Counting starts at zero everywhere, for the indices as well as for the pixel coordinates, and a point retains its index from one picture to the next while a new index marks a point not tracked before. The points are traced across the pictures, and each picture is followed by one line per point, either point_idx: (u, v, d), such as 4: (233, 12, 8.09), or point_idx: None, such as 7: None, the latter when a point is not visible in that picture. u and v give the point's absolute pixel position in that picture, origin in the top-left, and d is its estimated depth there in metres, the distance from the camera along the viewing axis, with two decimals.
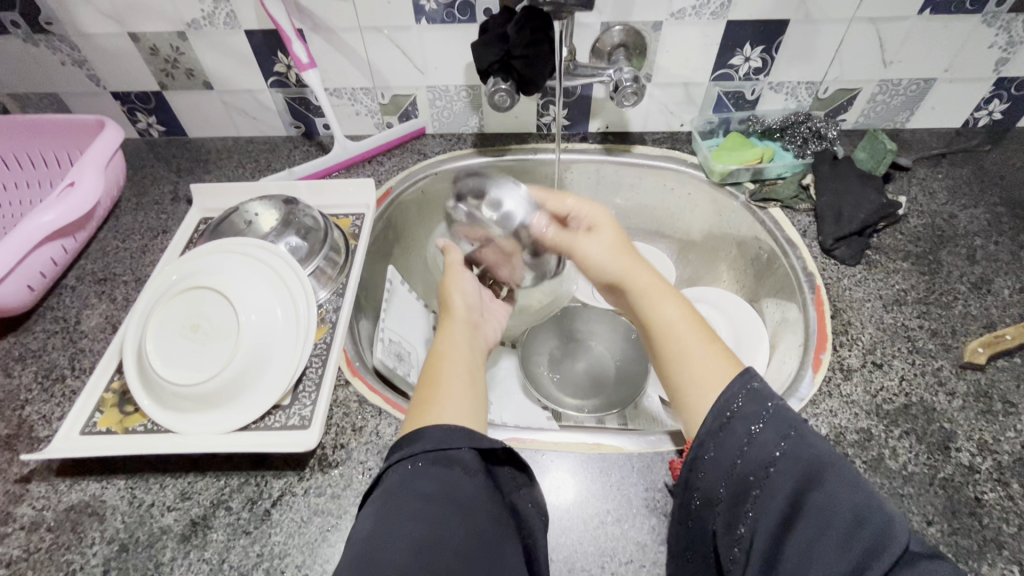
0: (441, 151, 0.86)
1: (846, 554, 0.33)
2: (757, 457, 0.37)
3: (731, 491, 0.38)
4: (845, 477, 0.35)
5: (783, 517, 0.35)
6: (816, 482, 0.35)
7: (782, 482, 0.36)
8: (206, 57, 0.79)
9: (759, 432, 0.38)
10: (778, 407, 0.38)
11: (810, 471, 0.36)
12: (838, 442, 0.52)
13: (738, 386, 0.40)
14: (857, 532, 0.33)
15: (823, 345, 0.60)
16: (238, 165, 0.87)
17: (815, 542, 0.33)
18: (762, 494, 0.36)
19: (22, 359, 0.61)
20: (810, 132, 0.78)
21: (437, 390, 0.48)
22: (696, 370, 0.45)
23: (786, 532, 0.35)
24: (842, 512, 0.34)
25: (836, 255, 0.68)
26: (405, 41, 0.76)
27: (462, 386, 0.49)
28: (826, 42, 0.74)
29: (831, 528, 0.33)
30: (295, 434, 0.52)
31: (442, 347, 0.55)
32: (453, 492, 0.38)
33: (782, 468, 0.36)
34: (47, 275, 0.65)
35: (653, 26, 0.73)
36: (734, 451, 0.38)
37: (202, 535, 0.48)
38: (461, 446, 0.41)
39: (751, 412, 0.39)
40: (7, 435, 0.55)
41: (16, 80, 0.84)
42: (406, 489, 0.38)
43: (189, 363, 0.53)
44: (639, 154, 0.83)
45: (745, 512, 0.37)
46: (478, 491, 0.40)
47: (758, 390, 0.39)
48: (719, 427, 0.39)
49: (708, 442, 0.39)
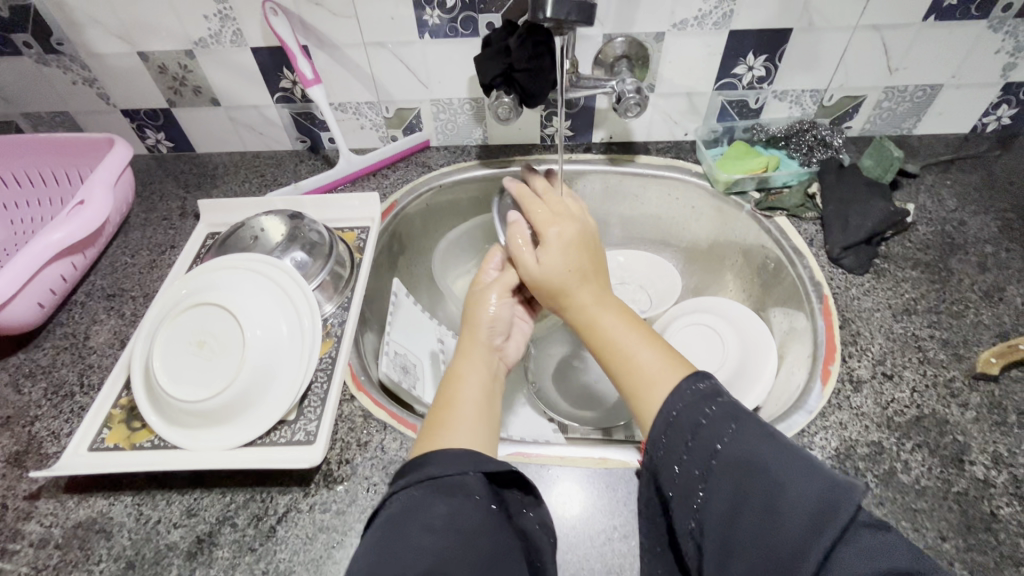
0: (446, 163, 0.86)
1: (788, 536, 0.32)
2: (701, 451, 0.38)
3: (682, 486, 0.39)
4: (785, 460, 0.35)
5: (728, 509, 0.35)
6: (756, 469, 0.35)
7: (724, 474, 0.36)
8: (213, 74, 0.81)
9: (704, 426, 0.39)
10: (724, 401, 0.40)
11: (750, 459, 0.36)
12: (848, 456, 0.51)
13: (683, 391, 0.42)
14: (800, 511, 0.32)
15: (832, 356, 0.59)
16: (245, 179, 0.88)
17: (761, 527, 0.33)
18: (707, 486, 0.37)
19: (32, 375, 0.62)
20: (815, 141, 0.78)
21: (449, 414, 0.48)
22: (640, 378, 0.46)
23: (733, 522, 0.35)
24: (784, 499, 0.33)
25: (844, 264, 0.67)
26: (409, 55, 0.77)
27: (474, 414, 0.48)
28: (830, 49, 0.74)
29: (772, 514, 0.33)
30: (300, 450, 0.52)
31: (457, 368, 0.54)
32: (459, 521, 0.38)
33: (723, 459, 0.37)
34: (57, 291, 0.66)
35: (655, 37, 0.73)
36: (681, 446, 0.39)
37: (207, 553, 0.48)
38: (467, 471, 0.41)
39: (697, 409, 0.40)
40: (17, 451, 0.55)
41: (29, 99, 0.85)
42: (415, 514, 0.38)
43: (197, 379, 0.53)
44: (643, 164, 0.83)
45: (695, 505, 0.37)
46: (484, 516, 0.39)
47: (705, 391, 0.41)
48: (666, 427, 0.40)
49: (658, 440, 0.41)
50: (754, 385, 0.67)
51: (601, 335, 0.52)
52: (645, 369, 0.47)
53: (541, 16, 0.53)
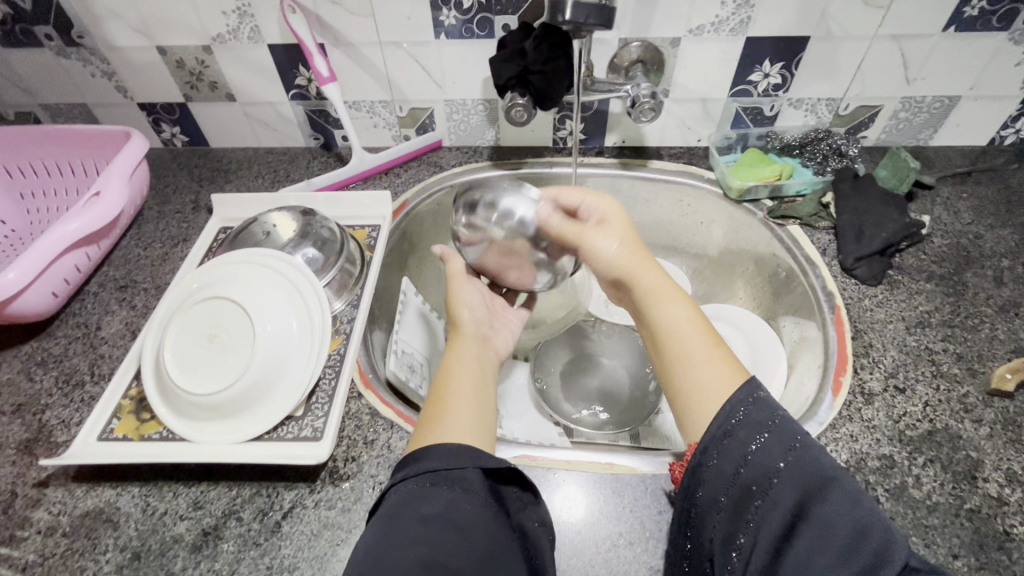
0: (458, 164, 0.87)
1: (847, 564, 0.33)
2: (761, 465, 0.38)
3: (732, 500, 0.39)
4: (849, 487, 0.36)
5: (782, 529, 0.36)
6: (818, 490, 0.36)
7: (786, 492, 0.37)
8: (230, 70, 0.81)
9: (762, 441, 0.39)
10: (784, 416, 0.40)
11: (815, 481, 0.36)
12: (859, 469, 0.50)
13: (744, 396, 0.42)
14: (856, 542, 0.33)
15: (843, 367, 0.58)
16: (258, 175, 0.88)
17: (818, 549, 0.33)
18: (763, 504, 0.37)
19: (44, 364, 0.62)
20: (830, 150, 0.78)
21: (444, 408, 0.48)
22: (700, 382, 0.46)
23: (788, 542, 0.35)
24: (848, 525, 0.34)
25: (857, 275, 0.66)
26: (424, 55, 0.77)
27: (466, 410, 0.48)
28: (847, 58, 0.73)
29: (833, 539, 0.34)
30: (307, 446, 0.52)
31: (449, 364, 0.54)
32: (455, 516, 0.38)
33: (785, 478, 0.37)
34: (71, 281, 0.66)
35: (672, 42, 0.73)
36: (737, 457, 0.39)
37: (213, 546, 0.48)
38: (465, 466, 0.41)
39: (756, 422, 0.40)
40: (28, 439, 0.56)
41: (48, 90, 0.87)
42: (415, 504, 0.39)
43: (208, 372, 0.53)
44: (655, 168, 0.83)
45: (746, 520, 0.37)
46: (482, 510, 0.40)
47: (764, 401, 0.42)
48: (723, 434, 0.41)
49: (712, 449, 0.41)
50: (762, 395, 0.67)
51: (665, 331, 0.50)
52: (707, 376, 0.46)
53: (561, 18, 0.53)
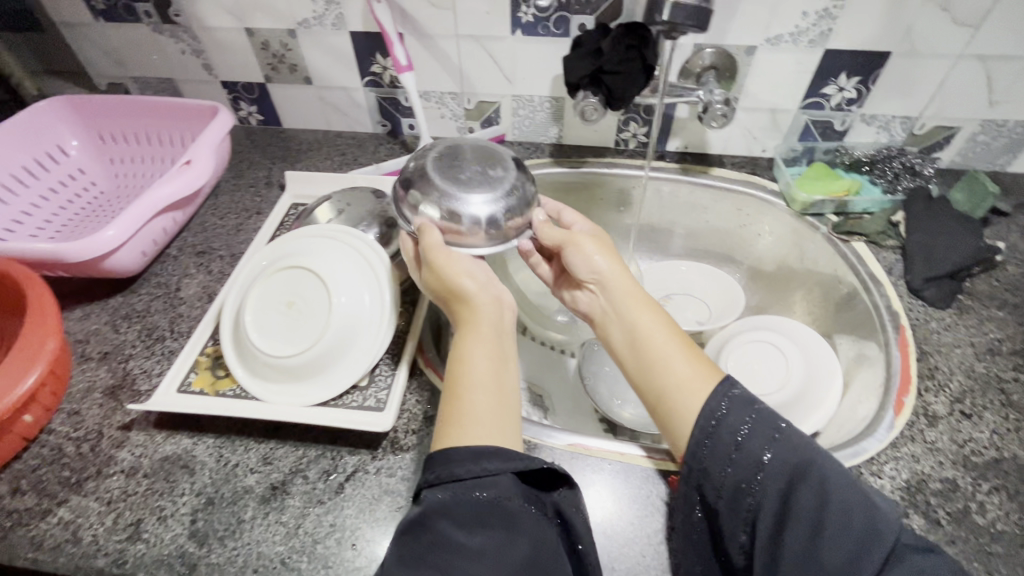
0: (519, 159, 0.88)
1: (841, 548, 0.36)
2: (747, 460, 0.41)
3: (729, 498, 0.41)
4: (830, 472, 0.39)
5: (776, 520, 0.39)
6: (803, 479, 0.39)
7: (774, 484, 0.40)
8: (310, 54, 0.85)
9: (744, 437, 0.41)
10: (761, 408, 0.43)
11: (797, 470, 0.39)
12: (919, 490, 0.50)
13: (721, 397, 0.43)
14: (847, 529, 0.36)
15: (906, 387, 0.57)
16: (327, 156, 0.92)
17: (812, 538, 0.37)
18: (757, 498, 0.40)
19: (128, 317, 0.67)
20: (903, 168, 0.76)
21: (464, 405, 0.46)
22: (672, 382, 0.46)
23: (784, 532, 0.38)
24: (835, 512, 0.37)
25: (924, 296, 0.65)
26: (498, 50, 0.79)
27: (487, 406, 0.46)
28: (928, 77, 0.72)
29: (824, 527, 0.37)
30: (370, 414, 0.54)
31: (460, 354, 0.49)
32: (496, 522, 0.40)
33: (770, 470, 0.40)
34: (158, 242, 0.70)
35: (747, 50, 0.73)
36: (725, 457, 0.41)
37: (280, 499, 0.50)
38: (498, 473, 0.42)
39: (737, 418, 0.42)
40: (113, 384, 0.60)
41: (141, 65, 0.92)
42: (448, 515, 0.40)
43: (283, 336, 0.56)
44: (716, 176, 0.83)
45: (745, 516, 0.40)
46: (517, 514, 0.42)
47: (740, 397, 0.43)
48: (707, 434, 0.42)
49: (698, 452, 0.42)
50: (821, 407, 0.65)
51: (642, 334, 0.50)
52: (682, 378, 0.46)
53: (659, 18, 0.54)
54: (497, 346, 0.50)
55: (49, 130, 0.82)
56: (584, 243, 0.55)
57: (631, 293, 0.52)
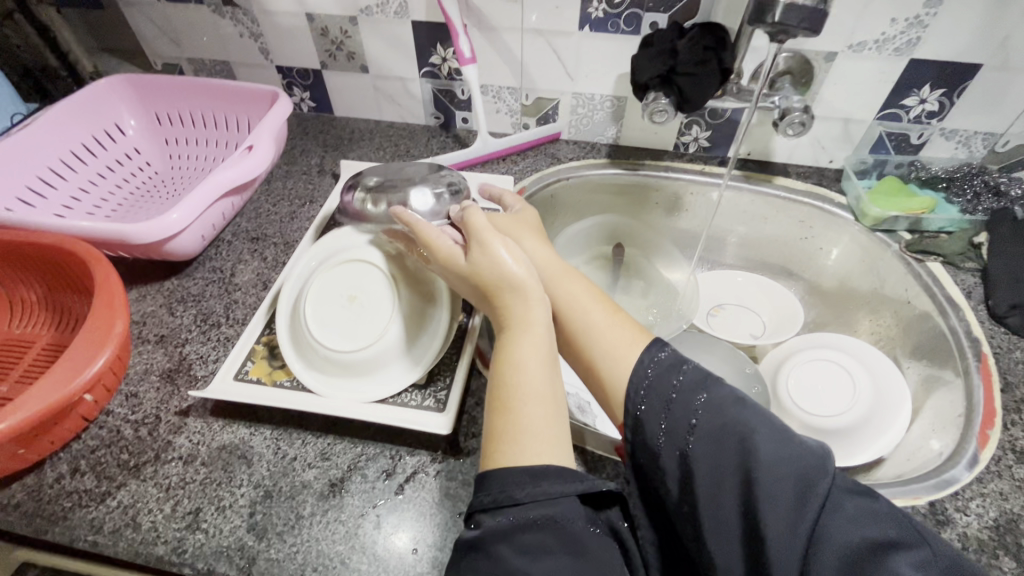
0: (575, 158, 0.86)
1: (780, 506, 0.35)
2: (678, 425, 0.40)
3: (671, 467, 0.39)
4: (752, 425, 0.38)
5: (717, 486, 0.37)
6: (731, 436, 0.38)
7: (706, 447, 0.38)
8: (369, 42, 0.84)
9: (676, 401, 0.41)
10: (688, 368, 0.43)
11: (724, 428, 0.38)
12: (1010, 530, 0.47)
13: (648, 360, 0.44)
14: (779, 484, 0.35)
15: (991, 420, 0.54)
16: (379, 146, 0.90)
17: (756, 500, 0.35)
18: (692, 465, 0.38)
19: (184, 301, 0.66)
20: (984, 187, 0.72)
21: (518, 419, 0.45)
22: (603, 343, 0.49)
23: (726, 499, 0.36)
24: (769, 467, 0.36)
25: (1008, 323, 0.61)
26: (563, 46, 0.77)
27: (540, 418, 0.45)
28: (1020, 92, 0.68)
29: (759, 484, 0.36)
30: (430, 415, 0.53)
31: (511, 358, 0.49)
32: (564, 548, 0.38)
33: (701, 432, 0.39)
34: (216, 227, 0.69)
35: (826, 56, 0.70)
36: (657, 421, 0.41)
37: (338, 497, 0.49)
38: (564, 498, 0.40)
39: (667, 381, 0.42)
40: (170, 368, 0.59)
41: (198, 46, 0.92)
42: (516, 537, 0.38)
43: (344, 330, 0.56)
44: (781, 185, 0.80)
45: (685, 487, 0.38)
46: (586, 538, 0.39)
47: (668, 358, 0.44)
48: (639, 402, 0.42)
49: (640, 422, 0.41)
50: (884, 433, 0.63)
51: (568, 303, 0.54)
52: (612, 340, 0.49)
53: (767, 19, 0.51)
54: (544, 345, 0.49)
55: (107, 108, 0.82)
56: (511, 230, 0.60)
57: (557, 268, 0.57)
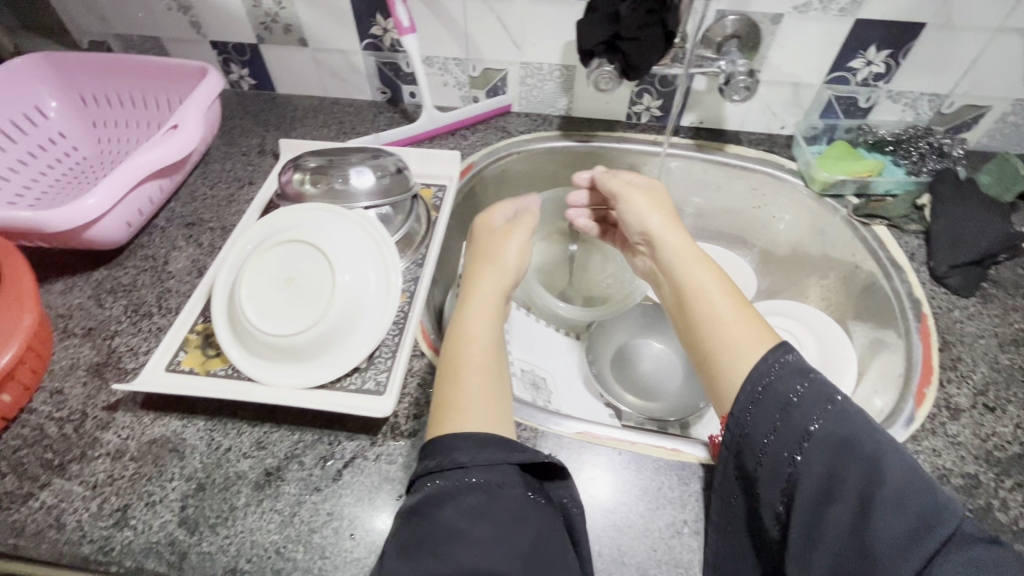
0: (526, 131, 0.84)
1: (890, 531, 0.33)
2: (792, 431, 0.38)
3: (769, 467, 0.39)
4: (883, 445, 0.36)
5: (817, 495, 0.36)
6: (853, 451, 0.36)
7: (818, 456, 0.37)
8: (306, 13, 0.79)
9: (794, 405, 0.39)
10: (815, 377, 0.40)
11: (846, 441, 0.36)
12: (941, 485, 0.48)
13: (771, 360, 0.42)
14: (901, 505, 0.33)
15: (928, 378, 0.55)
16: (323, 124, 0.87)
17: (855, 517, 0.34)
18: (797, 470, 0.38)
19: (113, 292, 0.63)
20: (930, 149, 0.72)
21: (460, 392, 0.47)
22: (726, 335, 0.47)
23: (822, 509, 0.36)
24: (885, 490, 0.34)
25: (948, 284, 0.62)
26: (507, 13, 0.74)
27: (479, 391, 0.47)
28: (963, 51, 0.68)
29: (869, 504, 0.34)
30: (369, 398, 0.52)
31: (464, 336, 0.51)
32: (496, 511, 0.38)
33: (815, 442, 0.37)
34: (144, 213, 0.66)
35: (773, 18, 0.69)
36: (768, 424, 0.40)
37: (275, 486, 0.48)
38: (500, 463, 0.41)
39: (787, 384, 0.40)
40: (98, 362, 0.57)
41: (124, 21, 0.86)
42: (451, 502, 0.39)
43: (281, 314, 0.53)
44: (733, 154, 0.79)
45: (782, 488, 0.38)
46: (521, 503, 0.40)
47: (793, 363, 0.42)
48: (751, 400, 0.41)
49: (743, 419, 0.41)
50: None
51: (699, 292, 0.53)
52: (732, 332, 0.47)
53: None
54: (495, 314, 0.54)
55: (25, 89, 0.77)
56: (644, 203, 0.61)
57: (685, 260, 0.56)
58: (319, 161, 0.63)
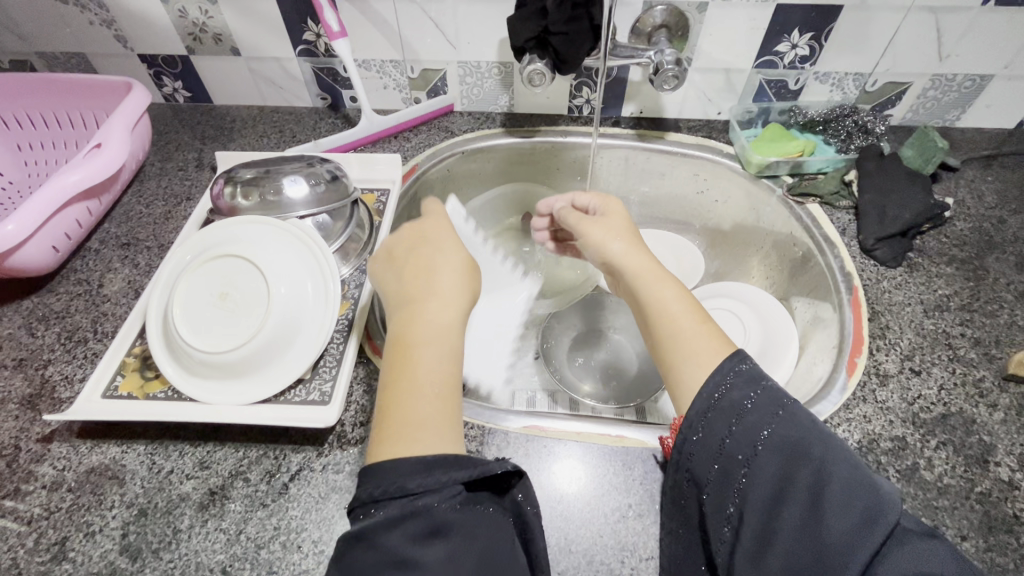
0: (470, 129, 0.84)
1: (841, 527, 0.33)
2: (746, 436, 0.39)
3: (722, 469, 0.39)
4: (830, 448, 0.37)
5: (771, 496, 0.36)
6: (803, 455, 0.37)
7: (771, 459, 0.37)
8: (234, 21, 0.78)
9: (747, 411, 0.40)
10: (768, 385, 0.41)
11: (796, 446, 0.37)
12: (871, 449, 0.50)
13: (726, 369, 0.42)
14: (848, 503, 0.34)
15: (859, 348, 0.58)
16: (263, 134, 0.85)
17: (807, 515, 0.35)
18: (750, 474, 0.38)
19: (45, 319, 0.61)
20: (855, 127, 0.75)
21: (407, 407, 0.41)
22: (688, 352, 0.46)
23: (777, 509, 0.36)
24: (834, 488, 0.35)
25: (876, 256, 0.65)
26: (438, 12, 0.73)
27: (429, 405, 0.42)
28: (880, 31, 0.70)
29: (821, 503, 0.35)
30: (314, 409, 0.51)
31: (409, 349, 0.45)
32: (450, 524, 0.36)
33: (769, 446, 0.38)
34: (72, 236, 0.64)
35: (699, 7, 0.70)
36: (723, 429, 0.40)
37: (219, 505, 0.47)
38: (453, 482, 0.38)
39: (740, 392, 0.41)
40: (30, 393, 0.55)
41: (44, 38, 0.83)
42: (398, 524, 0.36)
43: (216, 331, 0.52)
44: (672, 141, 0.80)
45: (735, 489, 0.38)
46: (474, 513, 0.38)
47: (748, 373, 0.42)
48: (707, 407, 0.41)
49: (696, 423, 0.41)
50: (773, 372, 0.66)
51: (658, 305, 0.51)
52: (693, 346, 0.46)
53: None
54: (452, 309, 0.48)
55: None
56: (599, 229, 0.59)
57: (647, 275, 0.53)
58: (252, 173, 0.62)
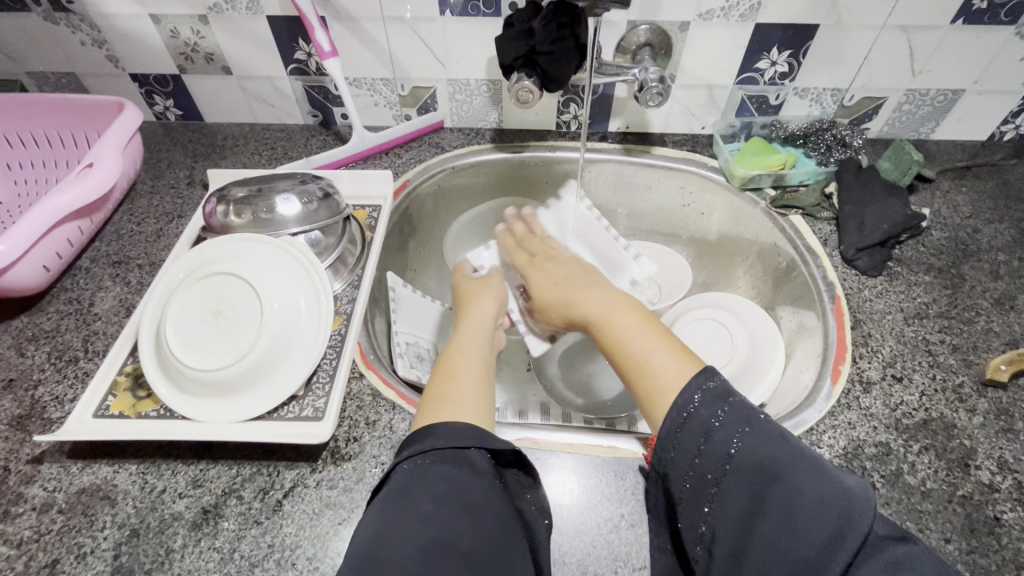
0: (460, 145, 0.86)
1: (807, 546, 0.34)
2: (715, 454, 0.40)
3: (693, 488, 0.41)
4: (797, 464, 0.37)
5: (741, 515, 0.37)
6: (769, 473, 0.37)
7: (739, 478, 0.38)
8: (226, 41, 0.79)
9: (716, 429, 0.40)
10: (736, 401, 0.41)
11: (763, 464, 0.38)
12: (856, 455, 0.51)
13: (694, 386, 0.43)
14: (814, 522, 0.35)
15: (842, 356, 0.59)
16: (255, 151, 0.86)
17: (775, 535, 0.35)
18: (720, 492, 0.39)
19: (35, 339, 0.61)
20: (834, 141, 0.79)
21: (444, 390, 0.48)
22: (652, 381, 0.47)
23: (747, 528, 0.37)
24: (801, 506, 0.35)
25: (857, 265, 0.67)
26: (427, 32, 0.75)
27: (469, 389, 0.49)
28: (855, 48, 0.73)
29: (789, 522, 0.35)
30: (308, 425, 0.51)
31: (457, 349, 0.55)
32: (461, 495, 0.39)
33: (737, 464, 0.39)
34: (63, 255, 0.64)
35: (680, 26, 0.72)
36: (692, 449, 0.41)
37: (212, 524, 0.47)
38: (470, 445, 0.42)
39: (708, 410, 0.41)
40: (20, 414, 0.55)
41: (34, 58, 0.83)
42: (417, 484, 0.39)
43: (208, 349, 0.52)
44: (657, 155, 0.82)
45: (707, 507, 0.39)
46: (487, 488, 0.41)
47: (717, 389, 0.42)
48: (678, 426, 0.42)
49: (668, 444, 0.42)
50: (761, 381, 0.67)
51: (616, 332, 0.52)
52: (657, 374, 0.47)
53: None
54: (480, 336, 0.58)
55: None
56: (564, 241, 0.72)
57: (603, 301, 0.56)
58: (245, 191, 0.63)
